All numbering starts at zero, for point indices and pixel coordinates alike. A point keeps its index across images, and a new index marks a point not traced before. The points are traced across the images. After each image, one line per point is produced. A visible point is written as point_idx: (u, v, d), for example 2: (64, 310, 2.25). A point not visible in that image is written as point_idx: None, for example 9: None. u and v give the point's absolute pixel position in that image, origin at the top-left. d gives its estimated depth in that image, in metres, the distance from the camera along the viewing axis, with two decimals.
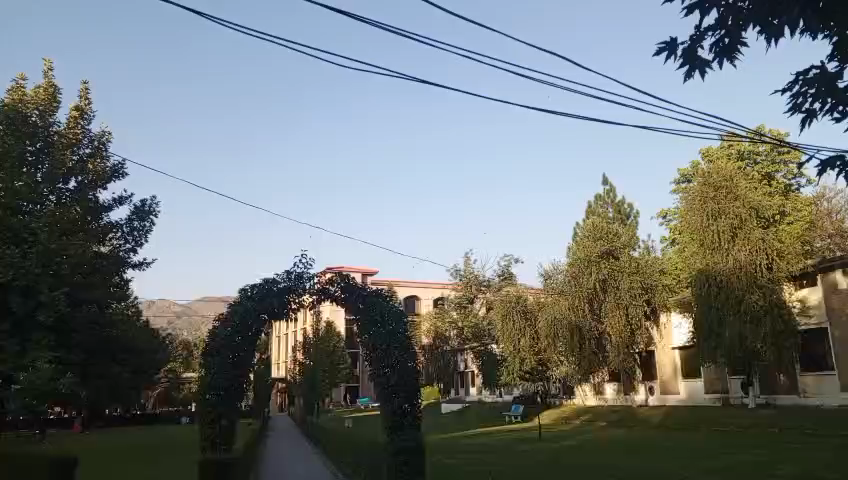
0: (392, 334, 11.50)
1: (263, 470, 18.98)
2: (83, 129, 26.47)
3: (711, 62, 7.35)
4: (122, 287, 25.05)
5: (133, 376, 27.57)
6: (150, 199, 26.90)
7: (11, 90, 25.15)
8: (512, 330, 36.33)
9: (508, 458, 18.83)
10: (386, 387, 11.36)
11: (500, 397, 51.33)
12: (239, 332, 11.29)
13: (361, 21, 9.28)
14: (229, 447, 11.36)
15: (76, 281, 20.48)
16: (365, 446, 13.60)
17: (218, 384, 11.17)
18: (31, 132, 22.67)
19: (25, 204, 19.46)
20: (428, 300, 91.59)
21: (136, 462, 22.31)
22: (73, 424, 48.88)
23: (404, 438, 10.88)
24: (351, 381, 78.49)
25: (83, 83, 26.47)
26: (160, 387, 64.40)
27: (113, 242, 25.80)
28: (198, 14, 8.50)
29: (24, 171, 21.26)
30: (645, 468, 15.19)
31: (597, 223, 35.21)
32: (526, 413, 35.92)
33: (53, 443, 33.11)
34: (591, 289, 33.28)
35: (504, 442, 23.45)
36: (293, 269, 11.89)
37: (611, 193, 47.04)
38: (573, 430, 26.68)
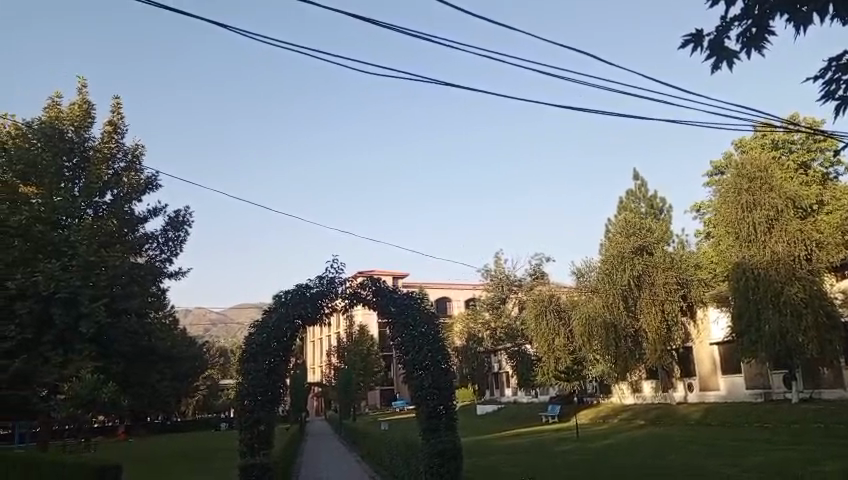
0: (424, 336, 11.52)
1: (299, 475, 19.03)
2: (117, 143, 26.74)
3: (739, 53, 7.16)
4: (159, 297, 25.46)
5: (173, 383, 28.08)
6: (184, 209, 27.35)
7: (47, 108, 25.78)
8: (546, 329, 36.17)
9: (546, 458, 18.75)
10: (421, 388, 11.32)
11: (536, 397, 50.94)
12: (273, 337, 11.40)
13: (380, 25, 9.34)
14: (269, 451, 11.50)
15: (115, 291, 21.84)
16: (402, 450, 13.62)
17: (253, 391, 11.28)
18: (67, 147, 23.57)
19: (64, 218, 21.77)
20: (458, 301, 91.37)
21: (180, 468, 22.71)
22: (117, 432, 50.27)
23: (441, 440, 11.03)
24: (386, 384, 78.79)
25: (114, 98, 27.02)
26: (199, 394, 65.58)
27: (148, 253, 26.36)
28: (222, 27, 8.77)
29: (62, 186, 22.39)
30: (686, 467, 14.94)
31: (630, 219, 34.94)
32: (563, 414, 35.60)
33: (101, 451, 34.11)
34: (626, 286, 32.77)
35: (541, 443, 23.46)
36: (325, 275, 12.02)
37: (642, 187, 46.37)
38: (609, 430, 26.44)
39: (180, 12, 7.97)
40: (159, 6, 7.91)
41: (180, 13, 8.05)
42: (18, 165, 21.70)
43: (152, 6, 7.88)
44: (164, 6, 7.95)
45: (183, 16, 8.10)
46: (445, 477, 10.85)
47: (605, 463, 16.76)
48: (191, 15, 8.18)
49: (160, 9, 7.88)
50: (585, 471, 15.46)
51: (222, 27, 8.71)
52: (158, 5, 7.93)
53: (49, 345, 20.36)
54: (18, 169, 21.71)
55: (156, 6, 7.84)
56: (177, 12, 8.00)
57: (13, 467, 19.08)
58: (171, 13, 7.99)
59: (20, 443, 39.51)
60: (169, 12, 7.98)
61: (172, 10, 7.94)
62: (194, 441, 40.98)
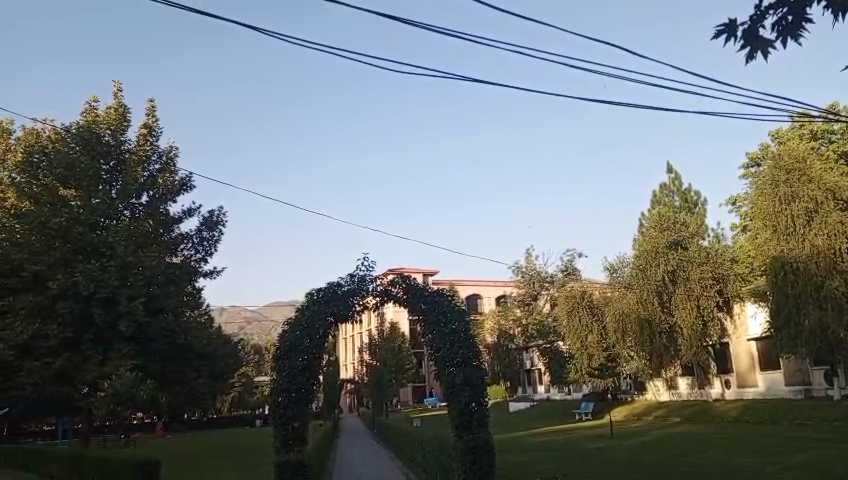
0: (455, 333, 11.52)
1: (334, 471, 19.17)
2: (152, 146, 27.19)
3: (774, 42, 6.96)
4: (195, 296, 25.91)
5: (209, 381, 28.59)
6: (217, 209, 27.81)
7: (85, 112, 26.43)
8: (579, 326, 35.90)
9: (580, 455, 18.62)
10: (452, 385, 11.33)
11: (568, 394, 50.55)
12: (306, 335, 11.50)
13: (407, 24, 9.41)
14: (303, 448, 11.61)
15: (152, 291, 22.26)
16: (434, 446, 13.65)
17: (287, 387, 11.41)
18: (104, 151, 24.10)
19: (102, 220, 22.29)
20: (490, 299, 91.06)
21: (216, 464, 23.11)
22: (156, 428, 51.45)
23: (474, 437, 11.03)
24: (418, 381, 79.02)
25: (148, 102, 27.56)
26: (235, 391, 66.68)
27: (184, 253, 26.83)
28: (254, 30, 9.08)
29: (100, 189, 23.00)
30: (724, 465, 14.69)
31: (663, 214, 34.44)
32: (597, 411, 35.26)
33: (141, 447, 34.99)
34: (660, 282, 32.30)
35: (575, 440, 23.34)
36: (356, 272, 12.11)
37: (676, 181, 45.63)
38: (644, 427, 26.13)
39: (210, 15, 8.29)
40: (191, 10, 8.20)
41: (211, 16, 8.36)
42: (58, 168, 22.38)
43: (185, 11, 8.22)
44: (198, 11, 8.26)
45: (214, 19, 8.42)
46: (478, 474, 10.81)
47: (641, 460, 16.56)
48: (223, 18, 8.50)
49: (190, 13, 8.18)
50: (620, 468, 15.29)
51: (253, 29, 9.06)
52: (190, 9, 8.26)
53: (89, 343, 21.15)
54: (58, 173, 22.41)
55: (188, 10, 8.14)
56: (208, 15, 8.31)
57: (58, 461, 19.70)
58: (201, 15, 8.30)
59: (64, 438, 40.71)
60: (201, 15, 8.28)
61: (201, 13, 8.25)
62: (230, 437, 41.70)
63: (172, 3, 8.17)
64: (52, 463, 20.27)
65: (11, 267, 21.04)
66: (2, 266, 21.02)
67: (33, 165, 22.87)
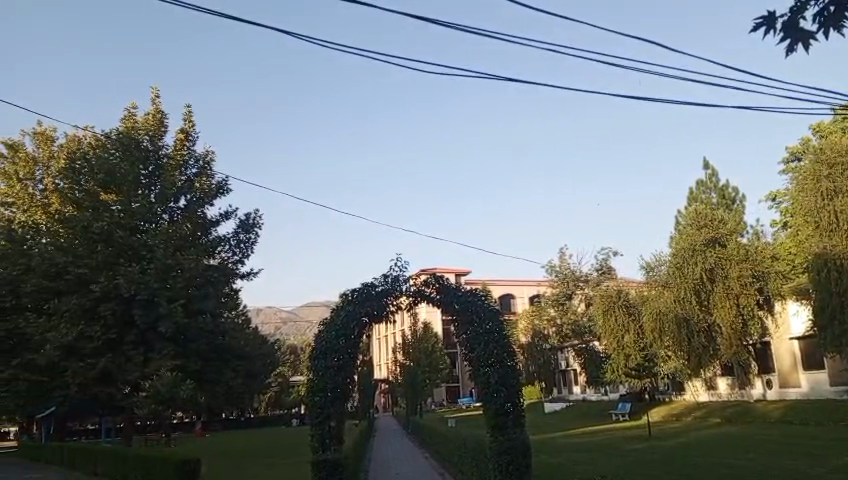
0: (490, 334, 11.49)
1: (371, 470, 19.38)
2: (189, 150, 27.65)
3: (816, 33, 6.79)
4: (232, 297, 26.29)
5: (246, 380, 29.03)
6: (254, 212, 28.25)
7: (125, 119, 27.09)
8: (615, 325, 35.56)
9: (617, 456, 18.48)
10: (487, 385, 11.31)
11: (605, 394, 50.02)
12: (343, 335, 11.61)
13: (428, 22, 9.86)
14: (340, 446, 11.73)
15: (192, 292, 22.74)
16: (470, 447, 13.65)
17: (323, 386, 11.52)
18: (143, 156, 24.67)
19: (142, 224, 22.84)
20: (523, 299, 90.70)
21: (254, 463, 23.39)
22: (195, 427, 52.50)
23: (511, 437, 11.00)
24: (452, 382, 79.05)
25: (185, 107, 28.09)
26: (272, 391, 67.61)
27: (222, 255, 27.26)
28: (287, 34, 10.31)
29: (140, 193, 23.60)
30: (767, 466, 14.40)
31: (700, 211, 33.80)
32: (634, 412, 34.75)
33: (182, 446, 35.81)
34: (697, 280, 31.77)
35: (613, 440, 23.09)
36: (390, 273, 12.18)
37: (713, 177, 44.77)
38: (684, 427, 25.69)
39: (235, 19, 9.64)
40: (220, 15, 9.52)
41: (238, 19, 9.67)
42: (99, 174, 23.10)
43: (215, 16, 9.49)
44: (227, 16, 9.60)
45: (241, 23, 9.71)
46: (514, 475, 10.79)
47: (681, 461, 16.36)
48: (251, 22, 9.70)
49: (216, 16, 9.40)
50: (660, 470, 15.07)
51: (286, 34, 10.26)
52: (223, 15, 9.57)
53: (131, 344, 21.74)
54: (99, 178, 23.11)
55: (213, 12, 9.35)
56: (234, 18, 9.61)
57: (102, 459, 20.25)
58: (228, 19, 9.61)
59: (108, 437, 41.77)
60: (228, 20, 9.63)
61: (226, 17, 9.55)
62: (267, 436, 42.35)
63: (205, 9, 9.38)
64: (97, 460, 20.88)
65: (56, 270, 21.76)
66: (48, 269, 21.77)
67: (76, 171, 23.66)
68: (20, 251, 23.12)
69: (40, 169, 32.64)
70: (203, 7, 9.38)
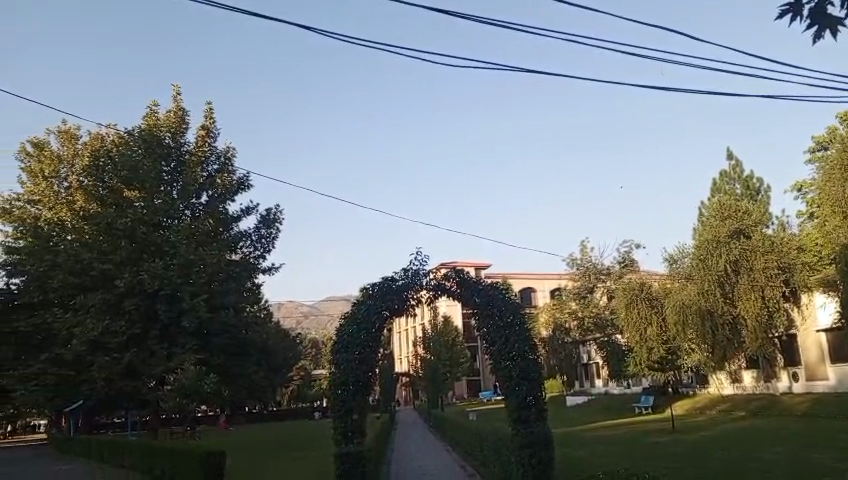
0: (511, 327, 11.45)
1: (394, 463, 19.49)
2: (210, 147, 27.85)
3: (844, 19, 6.62)
4: (254, 291, 26.51)
5: (269, 374, 29.32)
6: (274, 207, 28.43)
7: (147, 117, 27.34)
8: (638, 318, 35.31)
9: (641, 449, 18.41)
10: (509, 379, 11.28)
11: (627, 388, 49.72)
12: (364, 328, 11.64)
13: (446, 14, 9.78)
14: (362, 440, 11.74)
15: (214, 288, 22.97)
16: (492, 441, 13.64)
17: (345, 379, 11.56)
18: (165, 153, 24.89)
19: (164, 220, 23.09)
20: (544, 292, 90.32)
21: (278, 456, 23.59)
22: (219, 421, 53.18)
23: (533, 431, 10.96)
24: (473, 375, 79.10)
25: (206, 104, 28.29)
26: (294, 384, 68.21)
27: (244, 250, 27.48)
28: (309, 30, 10.10)
29: (162, 190, 23.85)
30: (794, 460, 14.20)
31: (724, 202, 33.30)
32: (657, 405, 34.48)
33: (207, 439, 36.35)
34: (721, 272, 31.34)
35: (636, 434, 22.92)
36: (410, 266, 12.17)
37: (737, 168, 44.07)
38: (708, 420, 25.39)
39: (261, 16, 9.47)
40: (242, 12, 9.38)
41: (260, 16, 9.52)
42: (122, 171, 23.39)
43: (235, 13, 9.36)
44: (249, 13, 9.46)
45: (263, 19, 9.60)
46: (537, 469, 10.76)
47: (706, 455, 16.26)
48: (274, 18, 9.55)
49: (238, 13, 9.34)
50: (685, 463, 14.95)
51: (308, 30, 10.05)
52: (243, 11, 9.37)
53: (156, 339, 22.00)
54: (122, 175, 23.41)
55: (236, 11, 9.25)
56: (257, 16, 9.51)
57: (128, 452, 20.57)
58: (251, 16, 9.50)
59: (134, 430, 42.42)
60: (251, 17, 9.49)
61: (251, 15, 9.40)
62: (289, 429, 42.81)
63: (226, 7, 9.32)
64: (124, 453, 21.21)
65: (81, 266, 22.14)
66: (73, 266, 22.16)
67: (100, 169, 24.04)
68: (47, 247, 23.53)
69: (64, 167, 33.09)
70: (223, 4, 9.31)
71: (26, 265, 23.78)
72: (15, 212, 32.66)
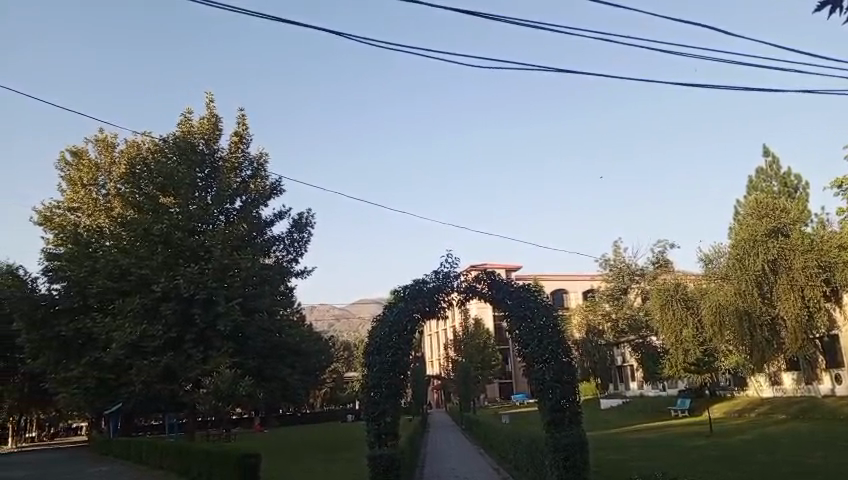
0: (542, 329, 11.38)
1: (427, 465, 19.55)
2: (243, 153, 28.24)
3: None
4: (287, 295, 26.80)
5: (302, 376, 29.62)
6: (306, 212, 28.71)
7: (181, 124, 27.86)
8: (673, 320, 34.88)
9: (677, 452, 18.27)
10: (542, 382, 11.18)
11: (663, 390, 49.09)
12: (395, 330, 11.69)
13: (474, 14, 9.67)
14: (396, 443, 11.75)
15: (248, 292, 23.28)
16: (525, 444, 13.56)
17: (377, 382, 11.61)
18: (199, 159, 25.26)
19: (199, 225, 23.46)
20: (576, 294, 89.57)
21: (312, 457, 23.72)
22: (254, 423, 53.80)
23: (565, 434, 10.86)
24: (504, 377, 78.78)
25: (238, 110, 28.71)
26: (327, 387, 68.65)
27: (277, 254, 27.77)
28: (338, 35, 9.70)
29: (197, 196, 24.27)
30: (836, 464, 13.84)
31: (761, 199, 32.59)
32: (694, 408, 33.91)
33: (243, 440, 36.90)
34: (759, 271, 30.64)
35: (674, 437, 22.48)
36: (440, 269, 12.20)
37: (774, 164, 43.10)
38: (748, 424, 24.80)
39: (286, 21, 9.18)
40: (270, 17, 9.19)
41: (287, 21, 9.29)
42: (158, 177, 23.96)
43: (264, 19, 9.16)
44: (275, 18, 9.26)
45: (291, 25, 9.32)
46: (571, 472, 10.66)
47: (744, 456, 16.18)
48: (300, 24, 9.23)
49: (265, 19, 9.15)
50: (722, 466, 14.73)
51: (335, 34, 9.64)
52: (269, 17, 9.18)
53: (192, 343, 22.43)
54: (158, 182, 24.05)
55: (263, 16, 9.06)
56: (284, 21, 9.30)
57: (166, 453, 20.98)
58: (278, 21, 9.27)
59: (172, 432, 43.20)
60: (276, 22, 9.25)
61: (277, 20, 9.21)
62: (323, 431, 43.18)
63: (253, 13, 9.11)
64: (162, 455, 21.65)
65: (120, 271, 22.73)
66: (113, 270, 22.81)
67: (137, 176, 24.68)
68: (86, 253, 24.21)
69: (102, 175, 33.88)
70: (251, 11, 9.11)
71: (66, 270, 24.49)
72: (56, 220, 33.54)
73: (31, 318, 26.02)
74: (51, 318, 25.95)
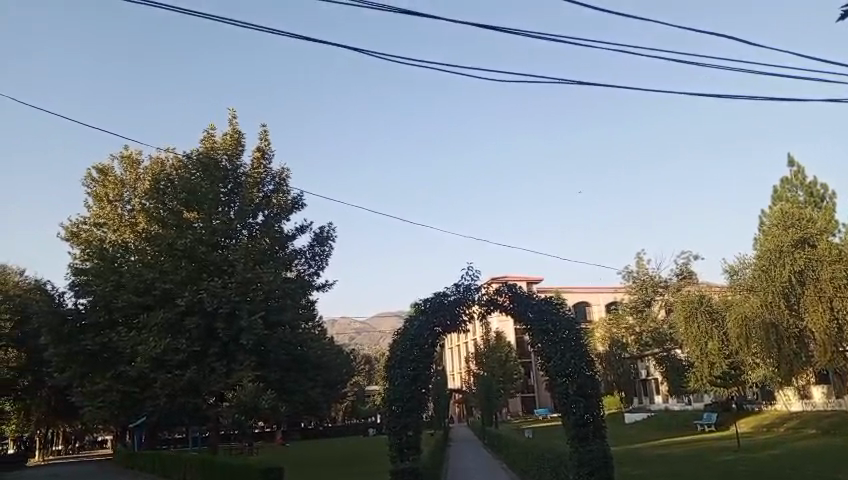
0: (566, 342, 11.31)
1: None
2: (265, 168, 28.56)
3: None
4: (309, 308, 26.96)
5: (324, 389, 29.72)
6: (327, 225, 28.89)
7: (205, 140, 28.30)
8: (698, 332, 34.39)
9: (705, 466, 18.01)
10: (565, 396, 11.08)
11: (689, 404, 48.33)
12: (416, 344, 11.69)
13: (493, 29, 9.82)
14: (418, 457, 11.70)
15: (271, 305, 23.51)
16: (548, 457, 13.44)
17: (400, 396, 11.60)
18: (222, 175, 25.59)
19: (222, 240, 23.72)
20: (599, 306, 88.76)
21: (334, 471, 23.65)
22: (276, 436, 53.94)
23: (590, 449, 10.77)
24: (527, 391, 78.16)
25: (261, 126, 29.07)
26: (349, 401, 68.66)
27: (298, 268, 27.97)
28: (358, 51, 10.03)
29: (220, 211, 24.60)
30: None
31: (787, 209, 32.16)
32: (720, 422, 33.33)
33: (266, 454, 37.01)
34: (786, 282, 30.15)
35: (700, 453, 22.00)
36: (461, 282, 12.18)
37: (799, 174, 42.47)
38: (776, 439, 24.23)
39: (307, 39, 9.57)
40: (291, 35, 9.57)
41: (310, 40, 9.70)
42: (182, 193, 24.28)
43: (288, 37, 9.55)
44: (299, 36, 9.59)
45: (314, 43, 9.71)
46: None
47: (773, 471, 15.94)
48: (322, 42, 9.53)
49: (289, 37, 9.52)
50: None
51: (356, 51, 9.97)
52: (292, 35, 9.56)
53: (215, 356, 22.68)
54: (182, 197, 24.27)
55: (287, 35, 9.46)
56: (308, 39, 9.70)
57: (189, 467, 21.11)
58: (302, 40, 9.67)
59: (194, 446, 43.45)
60: (299, 40, 9.62)
61: (300, 38, 9.57)
62: (345, 445, 43.13)
63: (275, 31, 9.49)
64: (185, 468, 21.86)
65: (145, 286, 23.13)
66: (138, 285, 23.17)
67: (161, 192, 25.05)
68: (111, 268, 24.54)
69: (127, 191, 34.50)
70: (276, 30, 9.52)
71: (92, 285, 24.88)
72: (82, 235, 34.17)
73: (58, 333, 26.45)
74: (78, 332, 26.36)
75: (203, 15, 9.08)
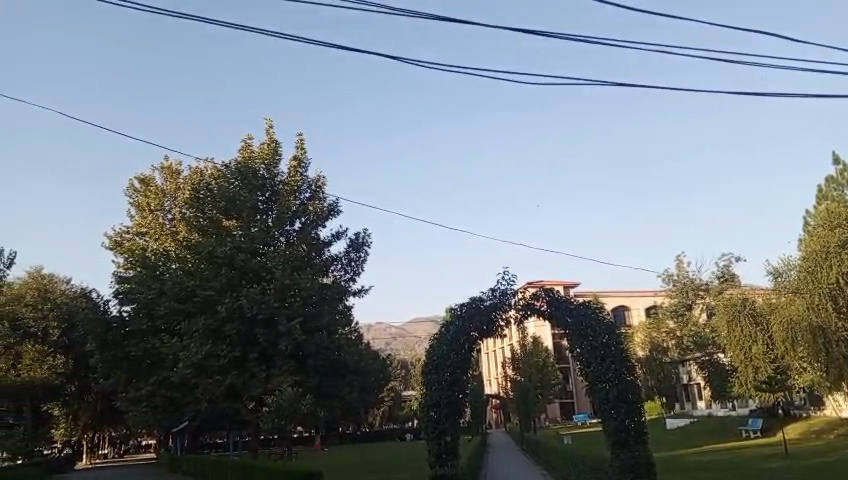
0: (606, 347, 11.18)
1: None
2: (302, 176, 28.92)
3: None
4: (346, 313, 27.18)
5: (362, 394, 29.87)
6: (363, 231, 29.11)
7: (243, 149, 28.82)
8: (741, 336, 33.59)
9: (752, 474, 17.61)
10: (606, 401, 10.92)
11: (733, 409, 47.24)
12: (453, 349, 11.68)
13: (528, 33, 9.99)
14: (456, 462, 11.66)
15: (309, 310, 23.81)
16: (589, 463, 13.28)
17: (437, 400, 11.61)
18: (260, 183, 26.06)
19: (260, 247, 24.15)
20: (638, 310, 87.33)
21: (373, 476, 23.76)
22: (314, 441, 54.47)
23: (630, 455, 10.68)
24: (565, 396, 77.28)
25: (297, 135, 29.48)
26: (386, 406, 68.87)
27: (335, 273, 28.23)
28: (396, 59, 10.42)
29: (258, 218, 25.05)
30: None
31: (832, 210, 31.29)
32: (766, 428, 32.49)
33: (305, 459, 37.41)
34: (833, 284, 29.23)
35: (746, 459, 21.42)
36: (497, 287, 12.12)
37: (846, 172, 41.16)
38: (824, 446, 23.49)
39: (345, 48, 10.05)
40: (330, 44, 10.02)
41: (349, 49, 10.14)
42: (221, 202, 24.83)
43: (327, 47, 10.04)
44: (338, 45, 10.08)
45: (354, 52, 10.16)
46: None
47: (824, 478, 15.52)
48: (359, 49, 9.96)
49: (328, 46, 10.01)
50: None
51: (394, 59, 10.40)
52: (330, 44, 10.03)
53: (255, 362, 23.01)
54: (221, 205, 24.84)
55: (325, 44, 9.93)
56: (346, 48, 10.14)
57: (230, 470, 21.44)
58: (341, 48, 10.14)
59: (235, 450, 44.09)
60: (338, 49, 10.08)
61: (340, 48, 10.08)
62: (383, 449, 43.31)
63: (315, 41, 10.01)
64: (227, 472, 22.20)
65: (187, 293, 23.70)
66: (179, 292, 23.74)
67: (201, 200, 25.60)
68: (153, 275, 25.17)
69: (168, 200, 35.41)
70: (317, 40, 10.02)
71: (135, 292, 25.49)
72: (125, 243, 35.14)
73: (102, 339, 27.11)
74: (121, 339, 27.00)
75: (242, 27, 9.74)
